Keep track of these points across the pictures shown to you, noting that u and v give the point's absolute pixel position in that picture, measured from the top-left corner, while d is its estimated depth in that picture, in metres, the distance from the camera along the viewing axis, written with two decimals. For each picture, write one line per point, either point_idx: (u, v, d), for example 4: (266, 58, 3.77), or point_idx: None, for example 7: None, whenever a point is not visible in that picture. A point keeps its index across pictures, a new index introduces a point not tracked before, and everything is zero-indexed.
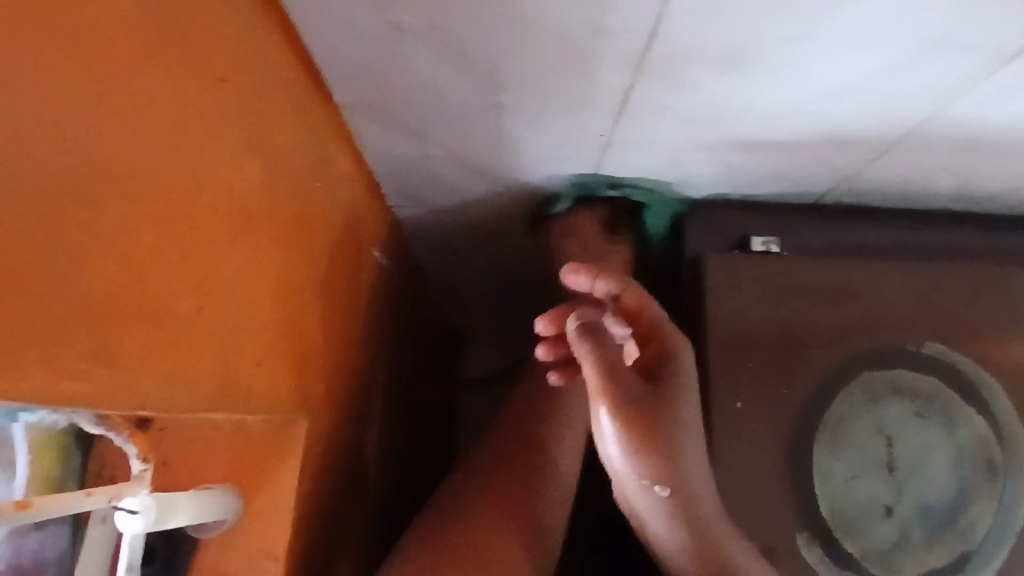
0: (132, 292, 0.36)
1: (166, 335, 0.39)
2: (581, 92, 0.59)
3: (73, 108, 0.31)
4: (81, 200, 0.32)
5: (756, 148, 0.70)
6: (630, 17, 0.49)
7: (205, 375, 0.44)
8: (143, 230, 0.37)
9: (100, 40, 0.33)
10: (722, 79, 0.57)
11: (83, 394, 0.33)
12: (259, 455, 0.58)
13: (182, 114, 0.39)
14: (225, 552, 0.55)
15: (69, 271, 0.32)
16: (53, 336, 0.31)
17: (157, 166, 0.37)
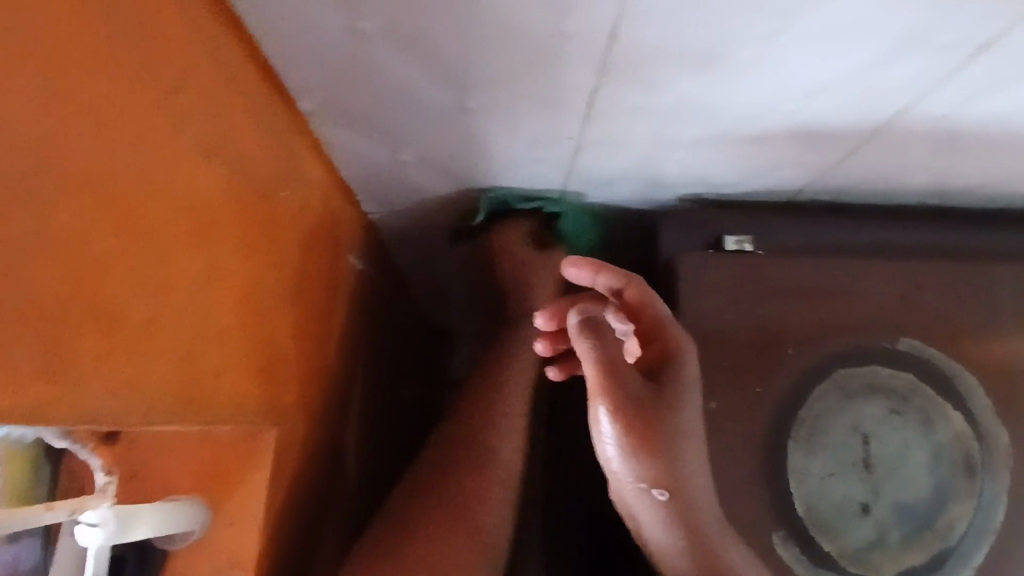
0: (77, 306, 0.36)
1: (116, 348, 0.39)
2: (548, 95, 0.59)
3: (11, 121, 0.31)
4: (21, 215, 0.32)
5: (728, 148, 0.70)
6: (592, 20, 0.49)
7: (160, 386, 0.44)
8: (91, 244, 0.36)
9: (43, 52, 0.32)
10: (690, 79, 0.57)
11: (24, 411, 0.33)
12: (228, 465, 0.57)
13: (133, 124, 0.39)
14: (194, 563, 0.55)
15: (6, 287, 0.31)
16: None
17: (105, 177, 0.37)
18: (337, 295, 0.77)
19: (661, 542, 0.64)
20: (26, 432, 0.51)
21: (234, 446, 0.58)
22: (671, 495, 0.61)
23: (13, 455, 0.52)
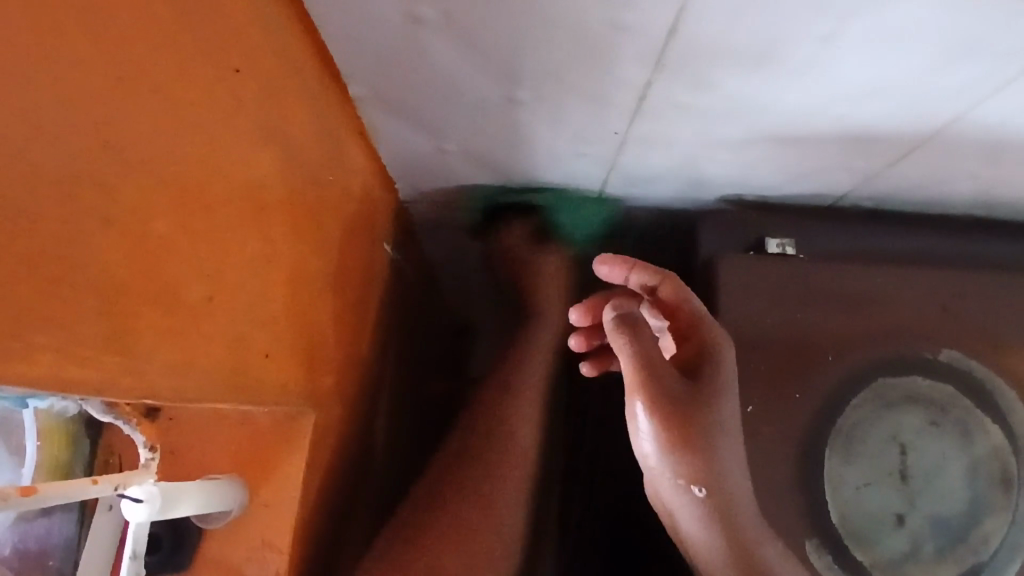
0: (144, 279, 0.36)
1: (177, 323, 0.39)
2: (600, 89, 0.58)
3: (93, 91, 0.31)
4: (98, 185, 0.32)
5: (775, 149, 0.69)
6: (652, 14, 0.48)
7: (215, 364, 0.44)
8: (155, 220, 0.36)
9: (125, 25, 0.32)
10: (744, 76, 0.56)
11: (94, 381, 0.33)
12: (267, 447, 0.58)
13: (201, 101, 0.39)
14: (229, 544, 0.56)
15: (81, 256, 0.32)
16: (62, 321, 0.31)
17: (174, 152, 0.37)
18: (373, 283, 0.77)
19: (698, 540, 0.62)
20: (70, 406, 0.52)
21: (273, 428, 0.58)
22: (707, 492, 0.60)
23: (56, 429, 0.52)
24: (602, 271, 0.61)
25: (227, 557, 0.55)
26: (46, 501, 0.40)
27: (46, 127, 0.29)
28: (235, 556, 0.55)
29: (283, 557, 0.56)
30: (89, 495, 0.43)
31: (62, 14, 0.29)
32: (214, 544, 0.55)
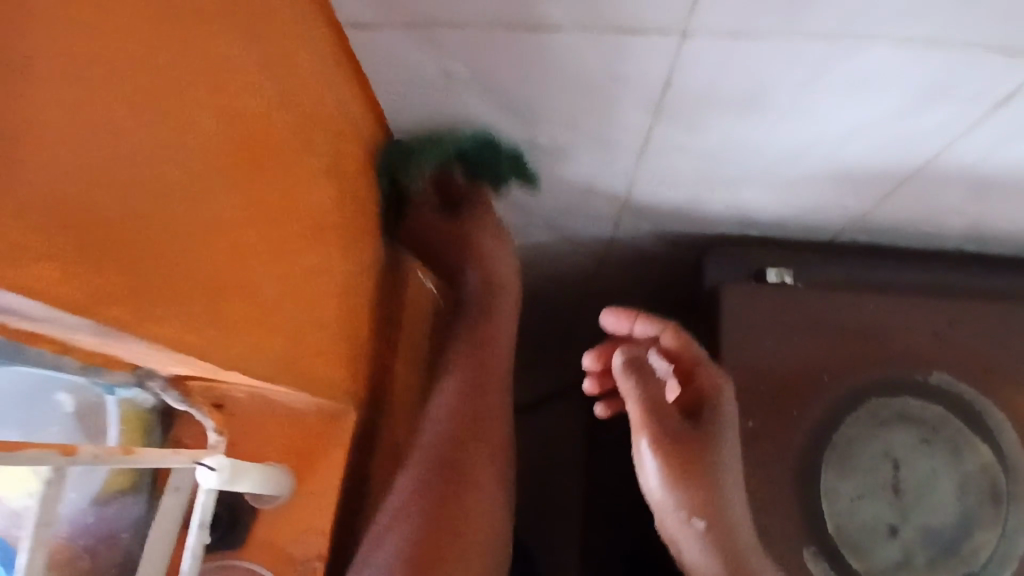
0: (234, 273, 0.45)
1: (255, 313, 0.48)
2: (609, 133, 0.67)
3: (207, 125, 0.42)
4: (207, 196, 0.42)
5: (768, 186, 0.76)
6: (649, 67, 0.57)
7: (280, 353, 0.52)
8: (242, 225, 0.46)
9: (225, 78, 0.43)
10: (735, 120, 0.65)
11: (197, 349, 0.42)
12: (313, 440, 0.65)
13: (274, 138, 0.50)
14: (276, 528, 0.63)
15: (195, 249, 0.41)
16: (179, 298, 0.40)
17: (255, 176, 0.47)
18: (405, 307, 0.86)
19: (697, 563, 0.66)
20: (146, 396, 0.60)
21: (318, 424, 0.66)
22: (707, 524, 0.65)
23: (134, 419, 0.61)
24: (608, 320, 0.70)
25: (274, 537, 0.63)
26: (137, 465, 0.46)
27: (179, 151, 0.39)
28: (281, 537, 0.63)
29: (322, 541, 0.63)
30: (168, 464, 0.49)
31: (190, 71, 0.40)
32: (262, 526, 0.63)
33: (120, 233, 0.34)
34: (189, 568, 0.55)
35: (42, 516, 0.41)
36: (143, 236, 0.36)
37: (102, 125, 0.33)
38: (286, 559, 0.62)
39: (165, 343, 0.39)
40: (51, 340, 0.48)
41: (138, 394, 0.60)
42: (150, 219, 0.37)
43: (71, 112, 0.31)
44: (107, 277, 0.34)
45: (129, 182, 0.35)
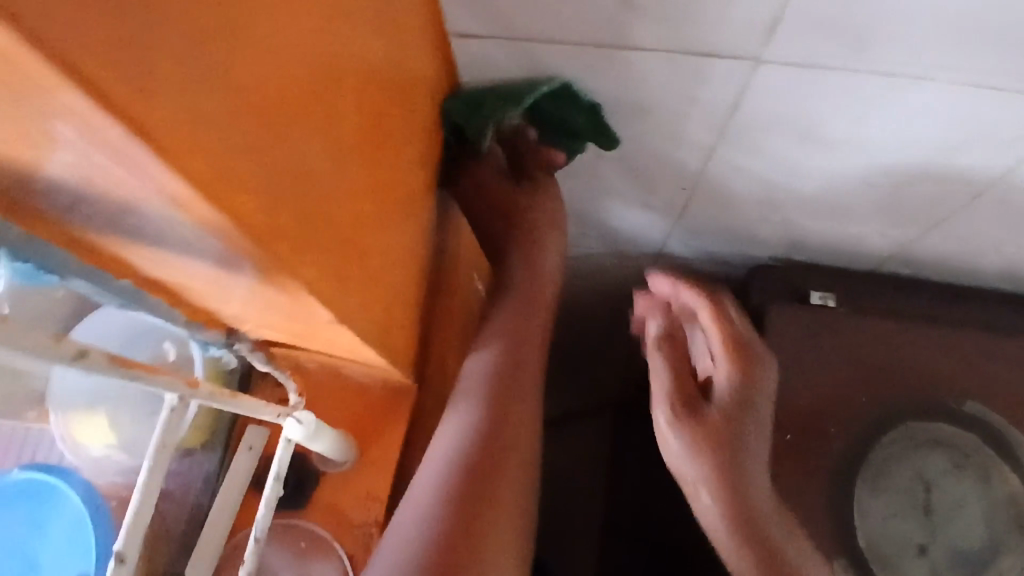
0: (375, 254, 0.50)
1: (381, 291, 0.52)
2: (673, 150, 0.72)
3: (376, 118, 0.46)
4: (368, 181, 0.47)
5: (815, 213, 0.81)
6: (720, 90, 0.62)
7: (388, 330, 0.57)
8: (382, 211, 0.50)
9: (391, 76, 0.48)
10: (792, 146, 0.69)
11: (346, 313, 0.46)
12: (378, 413, 0.70)
13: (407, 135, 0.54)
14: (339, 492, 0.67)
15: (357, 223, 0.45)
16: (343, 268, 0.44)
17: (394, 167, 0.52)
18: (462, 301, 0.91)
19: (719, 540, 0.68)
20: (231, 358, 0.65)
21: (384, 398, 0.70)
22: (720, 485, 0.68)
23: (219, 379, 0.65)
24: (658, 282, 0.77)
25: (336, 500, 0.67)
26: (235, 407, 0.50)
27: (359, 138, 0.44)
28: (343, 499, 0.67)
29: (380, 507, 0.68)
30: (257, 413, 0.52)
31: (372, 70, 0.45)
32: (326, 488, 0.67)
33: (321, 212, 0.39)
34: (263, 518, 0.58)
35: (164, 437, 0.43)
36: (326, 226, 0.40)
37: (323, 115, 0.38)
38: (346, 522, 0.67)
39: (330, 312, 0.44)
40: (170, 292, 0.53)
41: (224, 354, 0.64)
42: (337, 193, 0.41)
43: (307, 108, 0.36)
44: (311, 249, 0.39)
45: (330, 161, 0.40)
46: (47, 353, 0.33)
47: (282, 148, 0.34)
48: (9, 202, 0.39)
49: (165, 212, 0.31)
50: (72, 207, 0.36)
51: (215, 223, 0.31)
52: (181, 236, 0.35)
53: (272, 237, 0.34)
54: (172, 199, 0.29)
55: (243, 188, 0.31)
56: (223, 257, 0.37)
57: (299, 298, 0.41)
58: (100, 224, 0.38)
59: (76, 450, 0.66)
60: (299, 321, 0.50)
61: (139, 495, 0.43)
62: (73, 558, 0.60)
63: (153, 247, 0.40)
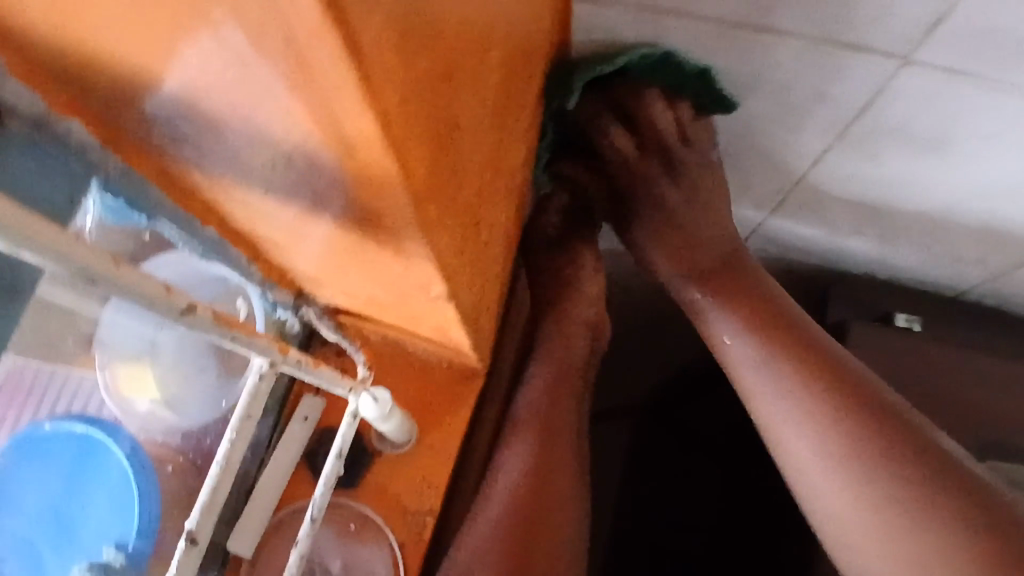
0: (487, 224, 0.45)
1: (484, 267, 0.48)
2: (782, 148, 0.67)
3: (511, 73, 0.41)
4: (495, 144, 0.42)
5: (915, 231, 0.76)
6: (854, 91, 0.57)
7: (480, 310, 0.52)
8: (497, 179, 0.45)
9: (530, 28, 0.43)
10: (914, 158, 0.64)
11: (460, 287, 0.42)
12: (442, 396, 0.65)
13: (526, 97, 0.49)
14: (393, 474, 0.63)
15: (483, 188, 0.41)
16: (466, 238, 0.40)
17: (513, 131, 0.47)
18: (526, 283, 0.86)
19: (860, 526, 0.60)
20: (295, 321, 0.59)
21: (450, 380, 0.66)
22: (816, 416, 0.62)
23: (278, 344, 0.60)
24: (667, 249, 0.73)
25: (390, 483, 0.63)
26: (318, 379, 0.45)
27: (497, 92, 0.39)
28: (397, 483, 0.63)
29: (435, 495, 0.64)
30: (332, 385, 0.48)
31: (519, 16, 0.39)
32: (380, 469, 0.63)
33: (461, 174, 0.34)
34: (321, 497, 0.55)
35: (247, 407, 0.40)
36: (463, 189, 0.36)
37: (479, 63, 0.33)
38: (398, 507, 0.63)
39: (445, 286, 0.39)
40: (252, 246, 0.48)
41: (289, 317, 0.58)
42: (475, 153, 0.37)
43: (471, 56, 0.31)
44: (449, 216, 0.34)
45: (477, 114, 0.35)
46: (156, 305, 0.29)
47: (448, 97, 0.29)
48: (111, 128, 0.34)
49: (323, 157, 0.26)
50: (189, 138, 0.32)
51: (380, 177, 0.26)
52: (314, 183, 0.30)
53: (426, 198, 0.30)
54: (343, 142, 0.25)
55: (420, 143, 0.26)
56: (356, 212, 0.32)
57: (420, 267, 0.37)
58: (212, 162, 0.34)
59: (121, 404, 0.62)
60: (394, 290, 0.45)
61: (217, 467, 0.39)
62: (115, 519, 0.56)
63: (265, 195, 0.36)
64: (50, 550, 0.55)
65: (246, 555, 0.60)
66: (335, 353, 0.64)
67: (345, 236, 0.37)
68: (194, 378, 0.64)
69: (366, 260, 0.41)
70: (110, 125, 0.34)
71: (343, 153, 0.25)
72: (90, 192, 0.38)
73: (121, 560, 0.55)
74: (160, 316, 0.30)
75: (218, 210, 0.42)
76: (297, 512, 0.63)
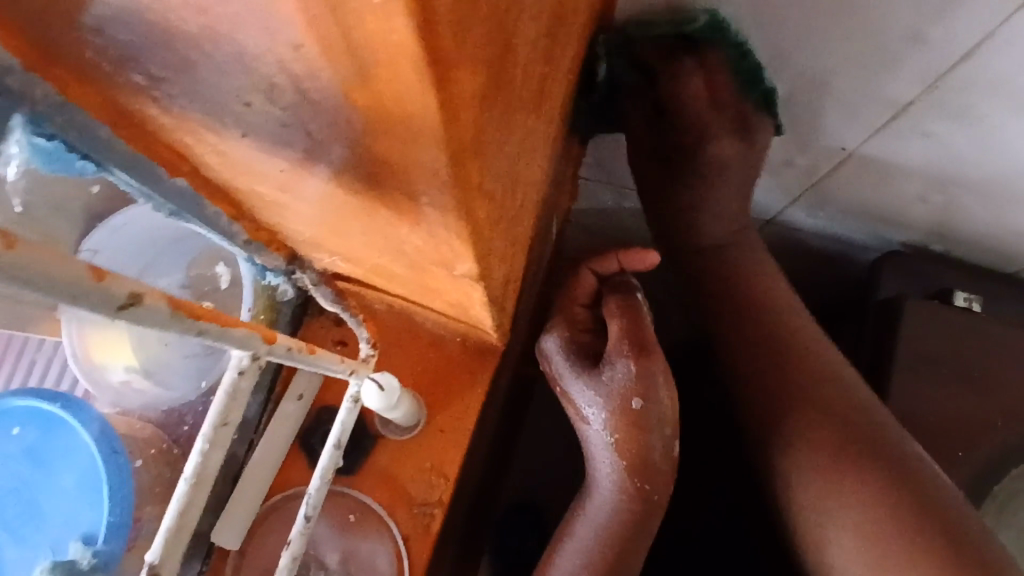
0: (528, 185, 0.37)
1: (521, 233, 0.40)
2: (857, 99, 0.57)
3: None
4: (544, 87, 0.34)
5: (995, 202, 0.67)
6: (964, 29, 0.46)
7: (509, 283, 0.44)
8: (539, 135, 0.36)
9: None
10: (1017, 118, 0.54)
11: (494, 264, 0.34)
12: (456, 374, 0.58)
13: (575, 35, 0.40)
14: (399, 459, 0.56)
15: (530, 140, 0.33)
16: (507, 205, 0.31)
17: (562, 69, 0.39)
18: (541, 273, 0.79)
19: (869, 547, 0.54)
20: (289, 288, 0.51)
21: (465, 357, 0.58)
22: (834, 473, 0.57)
23: (272, 309, 0.52)
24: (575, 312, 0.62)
25: (395, 471, 0.56)
26: (317, 365, 0.38)
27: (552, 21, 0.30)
28: (403, 471, 0.56)
29: (445, 487, 0.56)
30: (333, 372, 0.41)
31: None
32: (384, 455, 0.56)
33: (507, 126, 0.25)
34: (316, 491, 0.47)
35: (224, 413, 0.33)
36: (512, 140, 0.27)
37: None
38: (404, 498, 0.55)
39: (476, 264, 0.31)
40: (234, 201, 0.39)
41: (280, 283, 0.50)
42: (525, 93, 0.28)
43: None
44: (491, 178, 0.25)
45: (530, 42, 0.26)
46: (86, 295, 0.20)
47: (506, 3, 0.20)
48: (32, 45, 0.25)
49: (322, 88, 0.18)
50: (133, 61, 0.23)
51: (410, 118, 0.18)
52: (309, 127, 0.22)
53: (469, 154, 0.21)
54: (358, 65, 0.16)
55: (468, 76, 0.18)
56: (370, 169, 0.24)
57: (446, 242, 0.28)
58: (170, 92, 0.25)
59: (91, 374, 0.53)
60: (409, 264, 0.36)
61: (186, 483, 0.33)
62: (84, 506, 0.48)
63: (246, 141, 0.27)
64: (12, 539, 0.47)
65: (234, 548, 0.53)
66: (334, 323, 0.56)
67: (347, 195, 0.29)
68: (175, 345, 0.56)
69: (375, 228, 0.32)
70: (24, 37, 0.25)
71: (354, 79, 0.17)
72: (12, 133, 0.29)
73: (89, 560, 0.46)
74: (91, 310, 0.21)
75: (192, 158, 0.34)
76: (289, 501, 0.56)
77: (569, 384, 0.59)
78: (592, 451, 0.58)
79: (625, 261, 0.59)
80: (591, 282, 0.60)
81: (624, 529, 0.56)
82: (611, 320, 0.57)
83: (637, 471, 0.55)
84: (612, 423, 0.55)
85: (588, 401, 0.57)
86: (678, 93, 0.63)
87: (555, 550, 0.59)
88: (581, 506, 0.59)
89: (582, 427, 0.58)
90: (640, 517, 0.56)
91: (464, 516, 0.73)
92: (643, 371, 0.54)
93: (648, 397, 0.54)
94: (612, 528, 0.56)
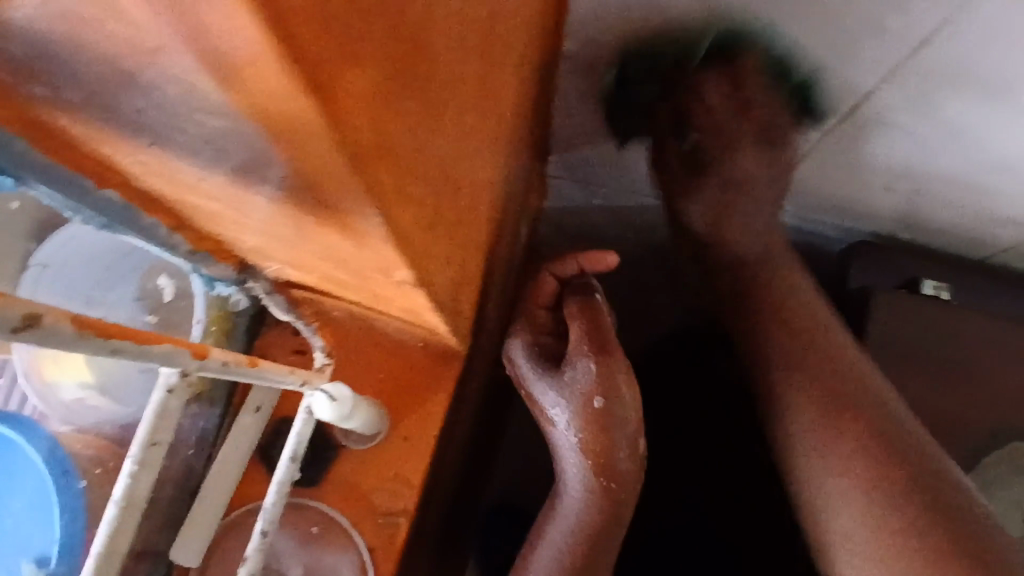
0: (470, 187, 0.36)
1: (467, 235, 0.40)
2: (818, 90, 0.57)
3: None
4: (479, 87, 0.33)
5: (959, 191, 0.67)
6: (918, 18, 0.46)
7: (461, 286, 0.43)
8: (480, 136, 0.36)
9: None
10: (975, 107, 0.54)
11: (433, 269, 0.33)
12: (418, 380, 0.57)
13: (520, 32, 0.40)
14: (362, 469, 0.55)
15: (464, 143, 0.32)
16: (443, 210, 0.31)
17: (503, 67, 0.38)
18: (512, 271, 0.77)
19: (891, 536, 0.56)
20: (242, 296, 0.50)
21: (428, 363, 0.57)
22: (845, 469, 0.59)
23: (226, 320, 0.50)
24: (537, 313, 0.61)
25: (359, 481, 0.55)
26: (262, 378, 0.37)
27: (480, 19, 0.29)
28: (367, 481, 0.55)
29: (410, 495, 0.55)
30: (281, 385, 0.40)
31: None
32: (347, 466, 0.55)
33: (427, 128, 0.25)
34: (272, 506, 0.46)
35: (153, 431, 0.33)
36: (436, 143, 0.27)
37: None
38: (368, 508, 0.54)
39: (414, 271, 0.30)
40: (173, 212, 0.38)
41: (233, 292, 0.49)
42: (448, 94, 0.28)
43: None
44: (413, 182, 0.24)
45: (451, 41, 0.26)
46: None
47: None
48: None
49: (203, 94, 0.17)
50: (29, 72, 0.22)
51: (297, 123, 0.17)
52: (211, 134, 0.21)
53: (373, 158, 0.20)
54: (227, 68, 0.15)
55: (356, 75, 0.17)
56: (284, 176, 0.23)
57: (377, 249, 0.27)
58: (74, 103, 0.24)
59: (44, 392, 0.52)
60: (352, 271, 0.35)
61: (115, 507, 0.32)
62: (36, 525, 0.47)
63: (164, 151, 0.26)
64: None
65: (194, 566, 0.51)
66: (292, 332, 0.55)
67: (273, 204, 0.28)
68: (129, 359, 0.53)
69: (310, 237, 0.31)
70: None
71: (228, 83, 0.16)
72: None
73: None
74: None
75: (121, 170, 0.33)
76: (250, 515, 0.54)
77: (533, 387, 0.57)
78: (560, 454, 0.56)
79: (585, 262, 0.60)
80: (553, 285, 0.60)
81: (592, 532, 0.55)
82: (570, 320, 0.57)
83: (604, 474, 0.54)
84: (577, 423, 0.54)
85: (552, 402, 0.56)
86: (639, 88, 0.62)
87: (526, 557, 0.57)
88: (551, 510, 0.58)
89: (548, 429, 0.57)
90: (606, 516, 0.55)
91: (438, 523, 0.72)
92: (604, 370, 0.54)
93: (611, 396, 0.54)
94: (583, 530, 0.55)
